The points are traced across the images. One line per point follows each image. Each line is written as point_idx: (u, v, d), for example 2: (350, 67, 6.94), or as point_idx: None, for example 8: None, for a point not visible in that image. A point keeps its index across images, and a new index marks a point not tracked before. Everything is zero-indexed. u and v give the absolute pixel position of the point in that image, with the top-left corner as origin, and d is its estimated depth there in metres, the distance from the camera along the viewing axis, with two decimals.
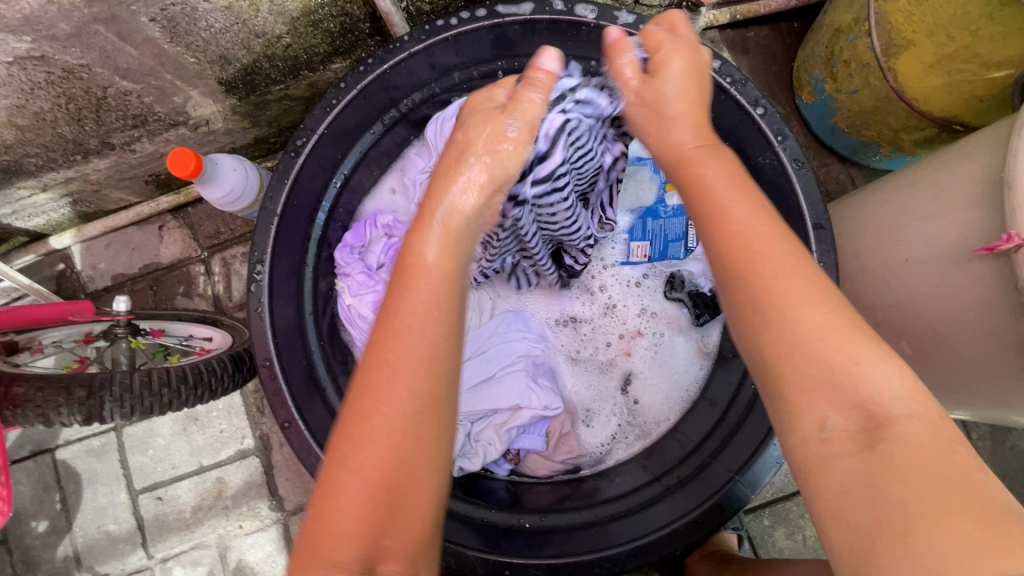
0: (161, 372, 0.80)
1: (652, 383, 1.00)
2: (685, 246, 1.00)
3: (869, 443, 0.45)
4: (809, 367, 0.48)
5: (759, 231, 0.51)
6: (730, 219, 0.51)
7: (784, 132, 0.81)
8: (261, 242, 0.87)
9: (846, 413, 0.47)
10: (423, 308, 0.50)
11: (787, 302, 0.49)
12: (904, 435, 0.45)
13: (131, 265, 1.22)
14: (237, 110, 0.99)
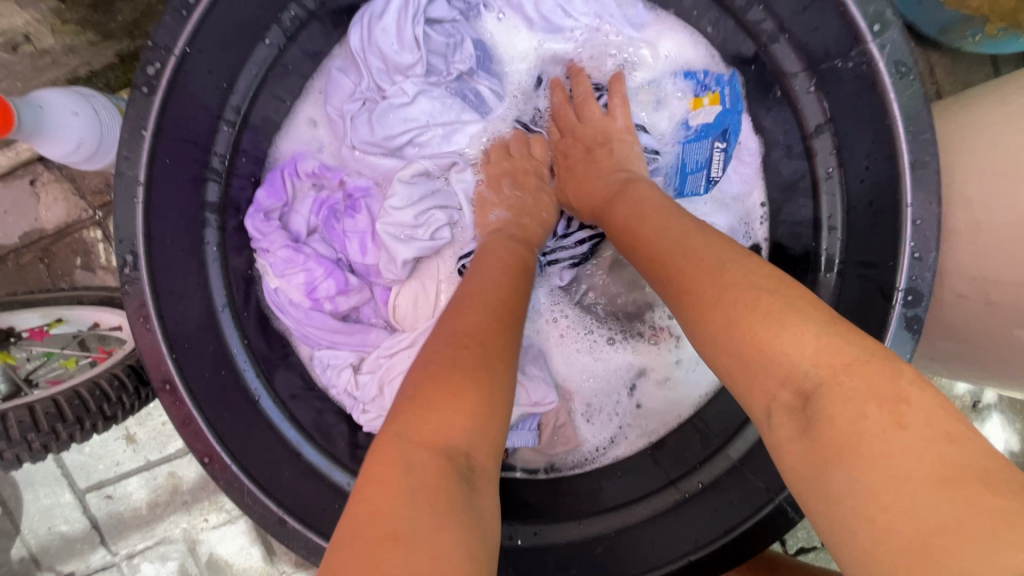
0: (22, 412, 0.61)
1: (670, 389, 0.81)
2: (708, 176, 0.72)
3: (814, 421, 0.36)
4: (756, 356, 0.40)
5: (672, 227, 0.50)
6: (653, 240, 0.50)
7: (885, 17, 0.53)
8: (127, 224, 0.61)
9: (794, 387, 0.38)
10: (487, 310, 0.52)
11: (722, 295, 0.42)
12: (835, 410, 0.36)
13: (6, 233, 0.95)
14: (65, 16, 0.67)
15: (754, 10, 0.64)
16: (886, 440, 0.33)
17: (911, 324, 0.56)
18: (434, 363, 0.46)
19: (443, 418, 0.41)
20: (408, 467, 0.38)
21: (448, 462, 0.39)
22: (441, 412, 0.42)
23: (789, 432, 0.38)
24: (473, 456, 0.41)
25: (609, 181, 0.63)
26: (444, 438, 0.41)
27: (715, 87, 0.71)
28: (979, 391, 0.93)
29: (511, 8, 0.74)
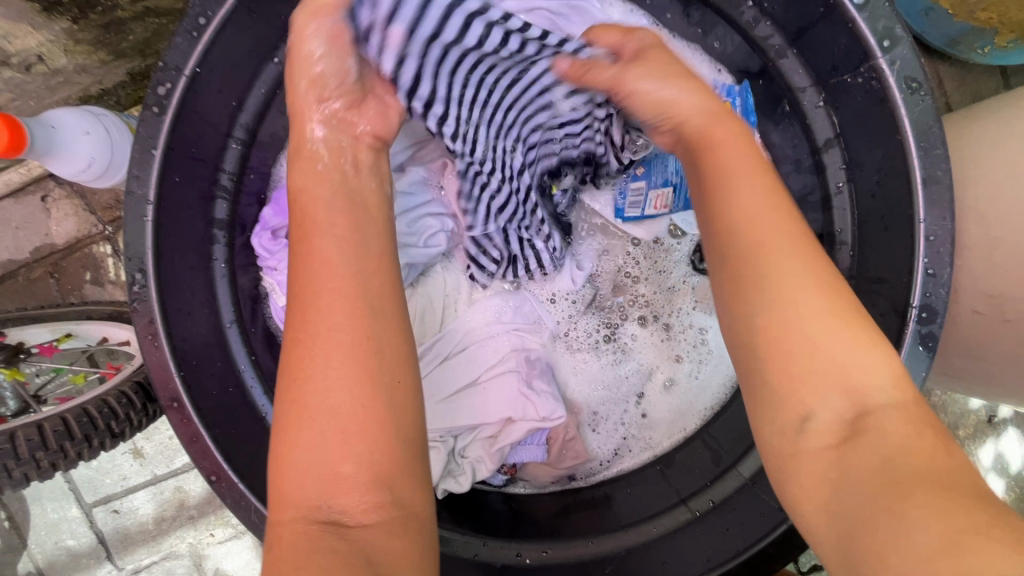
0: (31, 430, 0.61)
1: (671, 395, 0.81)
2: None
3: (861, 436, 0.39)
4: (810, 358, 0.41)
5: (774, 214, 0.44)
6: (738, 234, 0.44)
7: (895, 33, 0.52)
8: (136, 242, 0.61)
9: (856, 400, 0.40)
10: (335, 319, 0.44)
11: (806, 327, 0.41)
12: (888, 435, 0.39)
13: (18, 248, 0.96)
14: (78, 37, 0.68)
15: (761, 25, 0.64)
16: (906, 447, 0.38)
17: (926, 341, 0.56)
18: (282, 419, 0.44)
19: (301, 482, 0.42)
20: (282, 534, 0.42)
21: (313, 520, 0.42)
22: (300, 474, 0.42)
23: (827, 439, 0.40)
24: (342, 503, 0.42)
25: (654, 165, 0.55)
26: (308, 497, 0.42)
27: (725, 96, 0.68)
28: (996, 405, 0.91)
29: None
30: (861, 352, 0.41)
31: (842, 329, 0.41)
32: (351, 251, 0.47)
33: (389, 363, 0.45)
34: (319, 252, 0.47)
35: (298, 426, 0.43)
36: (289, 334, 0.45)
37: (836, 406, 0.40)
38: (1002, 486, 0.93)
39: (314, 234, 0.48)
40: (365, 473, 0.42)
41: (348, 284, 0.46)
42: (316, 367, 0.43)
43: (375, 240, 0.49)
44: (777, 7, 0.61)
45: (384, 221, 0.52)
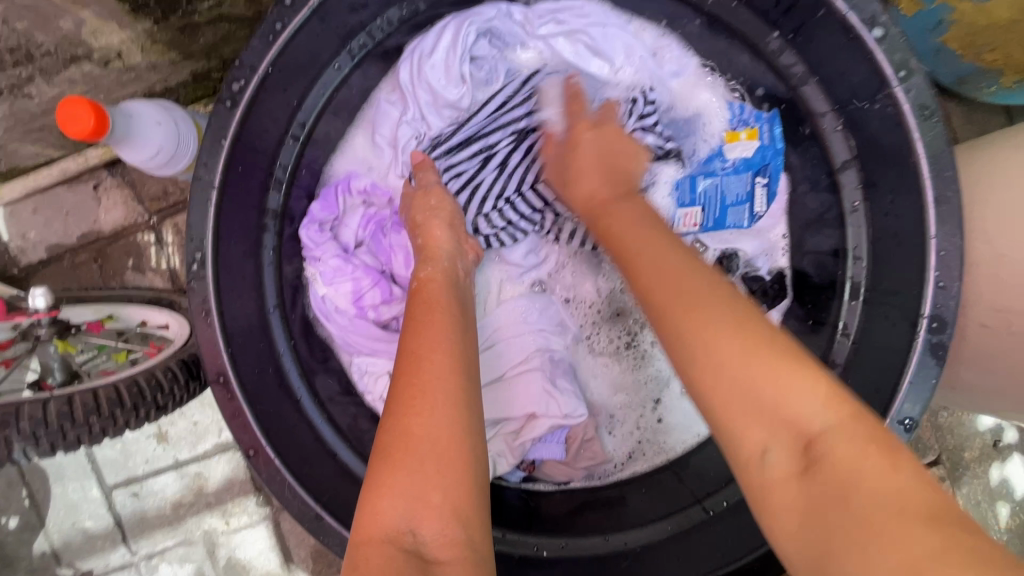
0: (87, 396, 0.64)
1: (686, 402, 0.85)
2: (750, 210, 0.77)
3: (816, 464, 0.40)
4: (743, 391, 0.43)
5: (684, 276, 0.49)
6: (643, 273, 0.51)
7: (910, 65, 0.57)
8: (198, 224, 0.65)
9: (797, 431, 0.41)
10: (441, 368, 0.51)
11: (725, 364, 0.43)
12: (842, 454, 0.40)
13: (67, 233, 1.01)
14: (156, 37, 0.74)
15: (786, 55, 0.69)
16: (888, 485, 0.37)
17: (936, 350, 0.59)
18: (382, 447, 0.48)
19: (394, 503, 0.45)
20: (366, 556, 0.44)
21: (398, 545, 0.44)
22: (395, 497, 0.46)
23: (785, 472, 0.42)
24: (425, 532, 0.44)
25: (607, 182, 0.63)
26: (395, 521, 0.45)
27: (753, 123, 0.76)
28: (1002, 428, 0.94)
29: (546, 45, 0.78)
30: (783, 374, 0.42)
31: (786, 376, 0.42)
32: (450, 325, 0.57)
33: (447, 411, 0.49)
34: (425, 319, 0.57)
35: (396, 457, 0.47)
36: (399, 378, 0.51)
37: (785, 438, 0.42)
38: (1008, 511, 0.94)
39: (434, 310, 0.58)
40: (449, 506, 0.46)
41: (462, 353, 0.54)
42: (434, 404, 0.49)
43: (456, 315, 0.59)
44: (800, 41, 0.67)
45: (449, 294, 0.62)
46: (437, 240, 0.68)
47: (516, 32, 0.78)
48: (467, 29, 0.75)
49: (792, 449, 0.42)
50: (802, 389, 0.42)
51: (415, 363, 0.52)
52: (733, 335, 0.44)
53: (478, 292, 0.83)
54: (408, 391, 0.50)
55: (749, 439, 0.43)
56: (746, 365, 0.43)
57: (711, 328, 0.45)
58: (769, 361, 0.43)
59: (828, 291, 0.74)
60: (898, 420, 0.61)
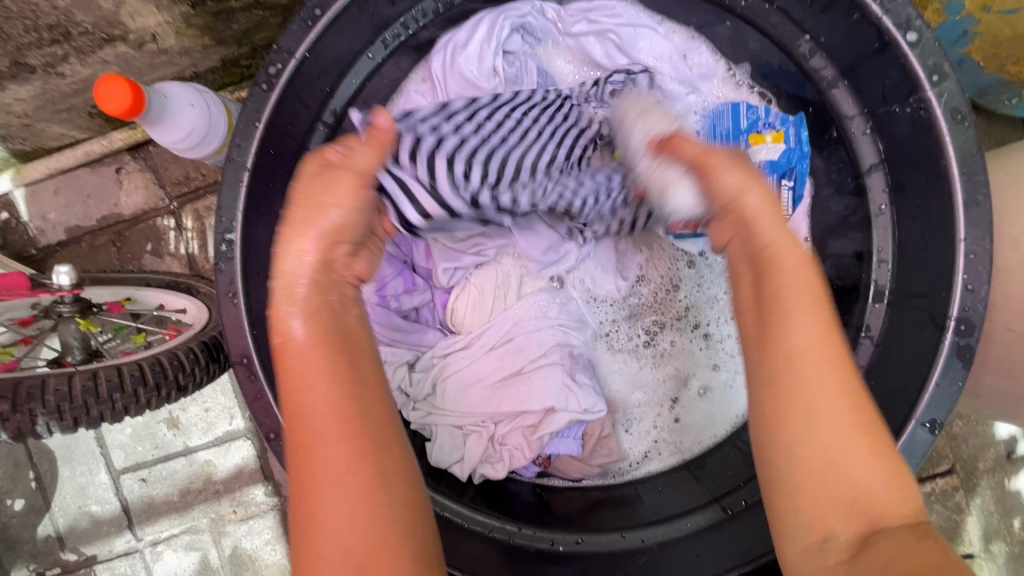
0: (110, 372, 0.64)
1: (702, 404, 0.85)
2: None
3: (868, 550, 0.43)
4: (838, 479, 0.46)
5: (819, 323, 0.50)
6: (790, 319, 0.50)
7: (944, 69, 0.58)
8: (229, 206, 0.66)
9: (866, 515, 0.45)
10: (341, 417, 0.48)
11: (836, 447, 0.46)
12: (902, 544, 0.43)
13: (86, 215, 1.01)
14: (191, 21, 0.75)
15: (816, 58, 0.70)
16: (913, 561, 0.41)
17: (962, 353, 0.59)
18: (296, 494, 0.47)
19: (331, 562, 0.45)
20: None
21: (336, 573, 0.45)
22: (330, 555, 0.45)
23: (844, 547, 0.45)
24: None
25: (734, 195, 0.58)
26: (323, 566, 0.45)
27: (779, 126, 0.76)
28: (1017, 439, 0.94)
29: (578, 44, 0.81)
30: (875, 467, 0.46)
31: (858, 452, 0.47)
32: (321, 353, 0.50)
33: (349, 458, 0.47)
34: (303, 352, 0.50)
35: (311, 510, 0.46)
36: (296, 435, 0.48)
37: (853, 523, 0.45)
38: (1021, 523, 0.93)
39: (289, 345, 0.50)
40: (359, 548, 0.45)
41: (355, 391, 0.49)
42: (344, 459, 0.47)
43: (339, 337, 0.52)
44: (831, 45, 0.68)
45: (330, 312, 0.53)
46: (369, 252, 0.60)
47: (550, 29, 0.80)
48: (501, 23, 0.76)
49: (852, 528, 0.45)
50: (875, 472, 0.46)
51: (308, 418, 0.48)
52: (844, 428, 0.47)
53: (498, 287, 0.83)
54: (311, 453, 0.47)
55: (814, 523, 0.46)
56: (848, 449, 0.46)
57: (821, 386, 0.48)
58: (866, 448, 0.47)
59: (851, 293, 0.75)
60: (922, 422, 0.61)
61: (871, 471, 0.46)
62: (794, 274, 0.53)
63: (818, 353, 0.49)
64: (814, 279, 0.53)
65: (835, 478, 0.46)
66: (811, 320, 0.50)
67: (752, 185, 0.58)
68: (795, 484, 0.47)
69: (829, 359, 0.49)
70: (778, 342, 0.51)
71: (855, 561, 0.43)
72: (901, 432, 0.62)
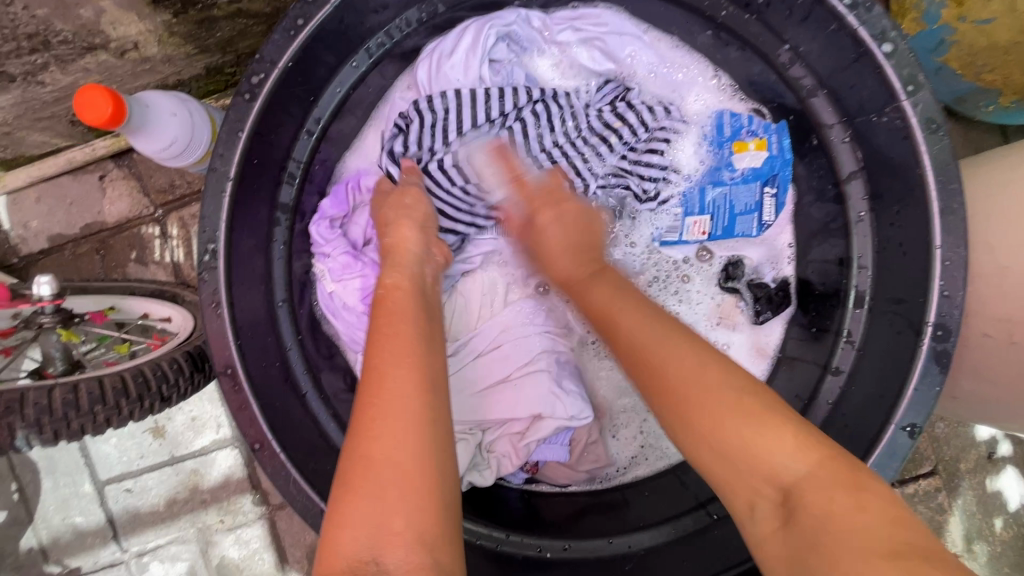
0: (91, 385, 0.64)
1: None
2: (759, 219, 0.79)
3: (795, 516, 0.44)
4: (742, 446, 0.47)
5: (650, 336, 0.54)
6: (625, 340, 0.56)
7: (919, 79, 0.59)
8: (211, 216, 0.65)
9: (776, 483, 0.46)
10: (410, 386, 0.50)
11: (721, 435, 0.48)
12: (825, 504, 0.43)
13: (69, 223, 1.00)
14: (173, 29, 0.74)
15: (796, 67, 0.71)
16: (856, 524, 0.41)
17: (940, 358, 0.61)
18: (344, 471, 0.47)
19: (355, 533, 0.44)
20: None
21: (374, 546, 0.43)
22: (355, 528, 0.44)
23: (770, 524, 0.46)
24: (389, 560, 0.42)
25: (582, 260, 0.65)
26: (356, 549, 0.44)
27: (761, 134, 0.77)
28: (996, 440, 0.95)
29: (563, 52, 0.81)
30: (770, 435, 0.47)
31: (754, 429, 0.47)
32: (412, 338, 0.54)
33: (398, 431, 0.47)
34: (385, 331, 0.55)
35: (357, 486, 0.46)
36: (359, 403, 0.50)
37: (768, 492, 0.46)
38: (1002, 523, 0.95)
39: (397, 326, 0.55)
40: (413, 532, 0.44)
41: (425, 369, 0.52)
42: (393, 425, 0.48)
43: (423, 328, 0.57)
44: (810, 55, 0.68)
45: (416, 304, 0.59)
46: (407, 242, 0.66)
47: (535, 37, 0.80)
48: (487, 32, 0.76)
49: (774, 505, 0.46)
50: (785, 443, 0.46)
51: (373, 386, 0.50)
52: (730, 416, 0.48)
53: (485, 294, 0.84)
54: (365, 422, 0.48)
55: (738, 495, 0.48)
56: (736, 423, 0.48)
57: (696, 389, 0.50)
58: (758, 420, 0.47)
59: (834, 298, 0.75)
60: (901, 426, 0.62)
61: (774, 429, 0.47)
62: (621, 314, 0.58)
63: (687, 354, 0.52)
64: (649, 309, 0.58)
65: (746, 454, 0.47)
66: (655, 333, 0.54)
67: (564, 259, 0.66)
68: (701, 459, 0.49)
69: (699, 373, 0.51)
70: (654, 373, 0.53)
71: (787, 531, 0.44)
72: (881, 436, 0.63)
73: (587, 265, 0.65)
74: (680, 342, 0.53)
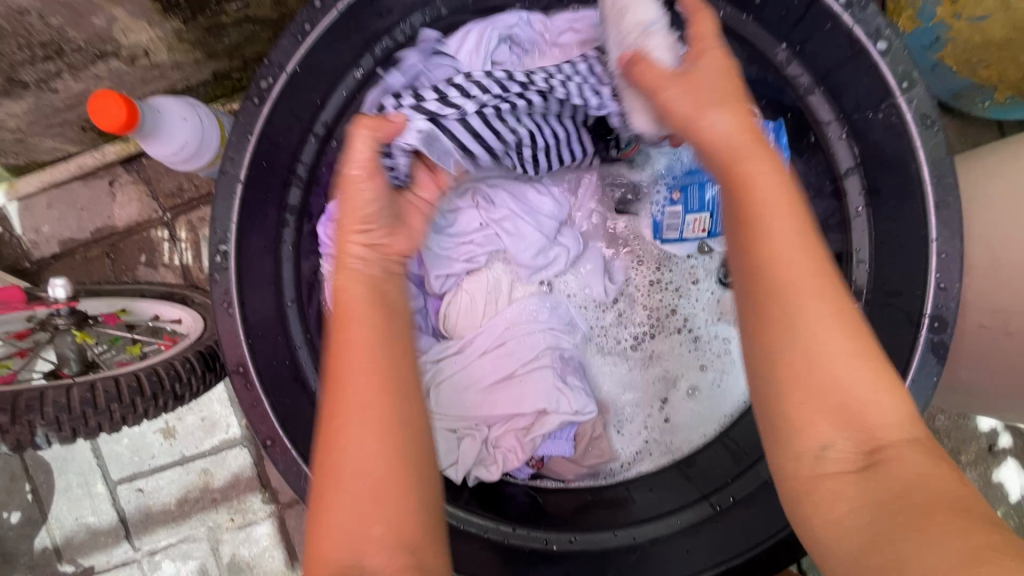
0: (107, 384, 0.65)
1: (690, 404, 0.87)
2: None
3: (879, 466, 0.43)
4: (836, 390, 0.44)
5: (808, 241, 0.47)
6: (777, 226, 0.47)
7: (913, 76, 0.60)
8: (223, 217, 0.67)
9: (868, 439, 0.43)
10: (367, 396, 0.49)
11: (836, 363, 0.44)
12: (908, 461, 0.43)
13: (80, 227, 1.02)
14: (182, 36, 0.76)
15: (794, 65, 0.72)
16: (929, 490, 0.41)
17: (936, 349, 0.62)
18: (318, 478, 0.49)
19: (335, 541, 0.46)
20: None
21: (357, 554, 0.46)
22: (334, 535, 0.47)
23: (844, 465, 0.44)
24: (370, 564, 0.45)
25: (723, 92, 0.55)
26: (341, 552, 0.46)
27: (758, 131, 0.77)
28: (997, 432, 0.96)
29: (564, 54, 0.83)
30: (880, 394, 0.44)
31: (873, 379, 0.44)
32: (377, 343, 0.51)
33: (367, 440, 0.48)
34: (350, 333, 0.52)
35: (330, 493, 0.48)
36: (325, 411, 0.50)
37: (853, 437, 0.43)
38: (1004, 514, 0.96)
39: (350, 326, 0.52)
40: (392, 538, 0.46)
41: (387, 372, 0.50)
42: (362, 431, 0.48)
43: (381, 327, 0.53)
44: (807, 54, 0.70)
45: (373, 303, 0.54)
46: (367, 209, 0.58)
47: (537, 40, 0.82)
48: (490, 35, 0.78)
49: (858, 451, 0.44)
50: (882, 396, 0.44)
51: (337, 394, 0.49)
52: (852, 355, 0.44)
53: (488, 293, 0.84)
54: (333, 432, 0.49)
55: (809, 436, 0.44)
56: (850, 366, 0.44)
57: (829, 332, 0.44)
58: (873, 371, 0.44)
59: None
60: None
61: (877, 387, 0.44)
62: (759, 168, 0.50)
63: (812, 270, 0.46)
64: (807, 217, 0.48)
65: (848, 393, 0.43)
66: (805, 253, 0.46)
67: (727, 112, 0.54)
68: (786, 406, 0.45)
69: (824, 303, 0.45)
70: (774, 277, 0.46)
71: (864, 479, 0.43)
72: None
73: (744, 133, 0.52)
74: (802, 239, 0.46)
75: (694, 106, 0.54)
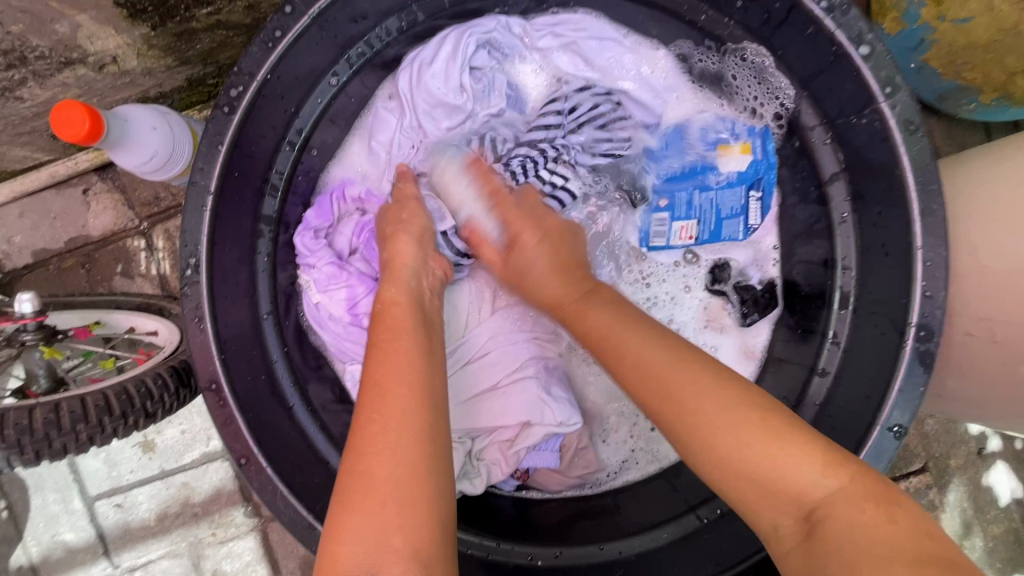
0: (73, 403, 0.63)
1: None
2: (745, 223, 0.78)
3: (818, 532, 0.43)
4: (762, 470, 0.46)
5: (660, 358, 0.54)
6: (624, 365, 0.56)
7: (897, 81, 0.59)
8: (192, 230, 0.65)
9: (799, 502, 0.45)
10: (410, 405, 0.50)
11: (737, 456, 0.47)
12: (850, 517, 0.42)
13: (53, 238, 0.99)
14: (151, 42, 0.74)
15: (776, 69, 0.71)
16: (873, 533, 0.40)
17: (924, 358, 0.61)
18: (340, 493, 0.47)
19: (352, 553, 0.43)
20: None
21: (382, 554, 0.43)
22: (354, 543, 0.44)
23: (791, 539, 0.45)
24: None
25: (566, 277, 0.67)
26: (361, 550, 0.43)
27: (745, 137, 0.76)
28: (986, 436, 0.96)
29: (545, 58, 0.81)
30: (789, 457, 0.46)
31: (764, 446, 0.47)
32: (414, 357, 0.54)
33: (400, 447, 0.47)
34: (395, 340, 0.56)
35: (358, 503, 0.45)
36: (359, 419, 0.49)
37: (788, 510, 0.45)
38: (993, 518, 0.95)
39: (397, 341, 0.56)
40: (410, 549, 0.43)
41: (427, 387, 0.52)
42: (398, 439, 0.48)
43: (421, 345, 0.56)
44: (790, 58, 0.69)
45: (413, 318, 0.60)
46: (403, 255, 0.67)
47: (516, 44, 0.79)
48: (466, 40, 0.76)
49: (796, 517, 0.45)
50: (808, 464, 0.45)
51: (377, 401, 0.50)
52: (742, 425, 0.48)
53: (475, 301, 0.83)
54: (367, 439, 0.48)
55: (761, 516, 0.47)
56: (778, 450, 0.46)
57: (705, 407, 0.49)
58: (771, 439, 0.47)
59: (819, 300, 0.76)
60: (888, 427, 0.62)
61: (778, 453, 0.46)
62: (626, 339, 0.57)
63: (711, 383, 0.51)
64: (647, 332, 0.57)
65: (775, 473, 0.46)
66: (659, 350, 0.55)
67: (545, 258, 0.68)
68: (720, 468, 0.48)
69: (709, 396, 0.50)
70: (660, 390, 0.52)
71: (811, 547, 0.43)
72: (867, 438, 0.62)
73: (584, 289, 0.65)
74: (678, 358, 0.53)
75: (553, 252, 0.69)
